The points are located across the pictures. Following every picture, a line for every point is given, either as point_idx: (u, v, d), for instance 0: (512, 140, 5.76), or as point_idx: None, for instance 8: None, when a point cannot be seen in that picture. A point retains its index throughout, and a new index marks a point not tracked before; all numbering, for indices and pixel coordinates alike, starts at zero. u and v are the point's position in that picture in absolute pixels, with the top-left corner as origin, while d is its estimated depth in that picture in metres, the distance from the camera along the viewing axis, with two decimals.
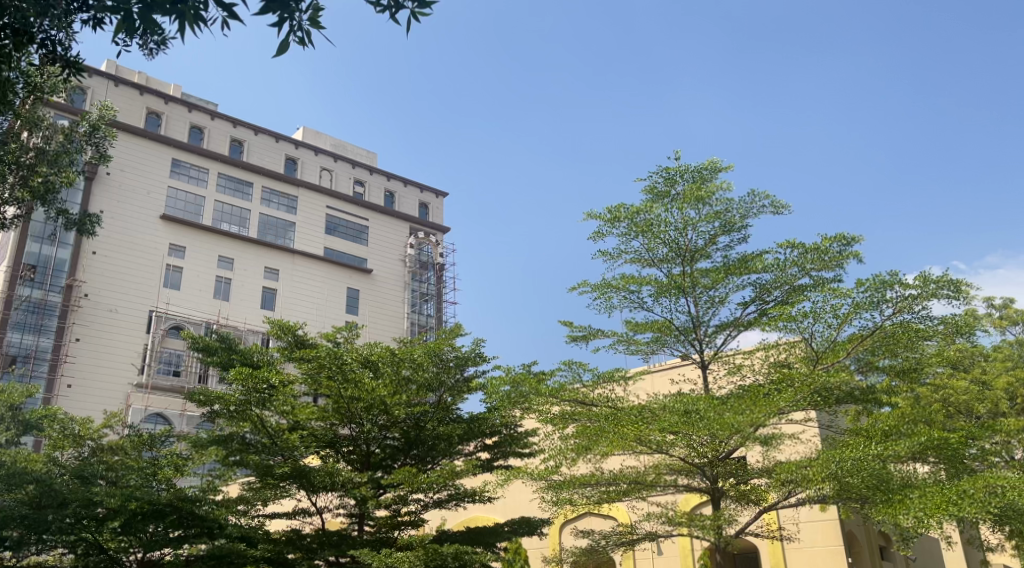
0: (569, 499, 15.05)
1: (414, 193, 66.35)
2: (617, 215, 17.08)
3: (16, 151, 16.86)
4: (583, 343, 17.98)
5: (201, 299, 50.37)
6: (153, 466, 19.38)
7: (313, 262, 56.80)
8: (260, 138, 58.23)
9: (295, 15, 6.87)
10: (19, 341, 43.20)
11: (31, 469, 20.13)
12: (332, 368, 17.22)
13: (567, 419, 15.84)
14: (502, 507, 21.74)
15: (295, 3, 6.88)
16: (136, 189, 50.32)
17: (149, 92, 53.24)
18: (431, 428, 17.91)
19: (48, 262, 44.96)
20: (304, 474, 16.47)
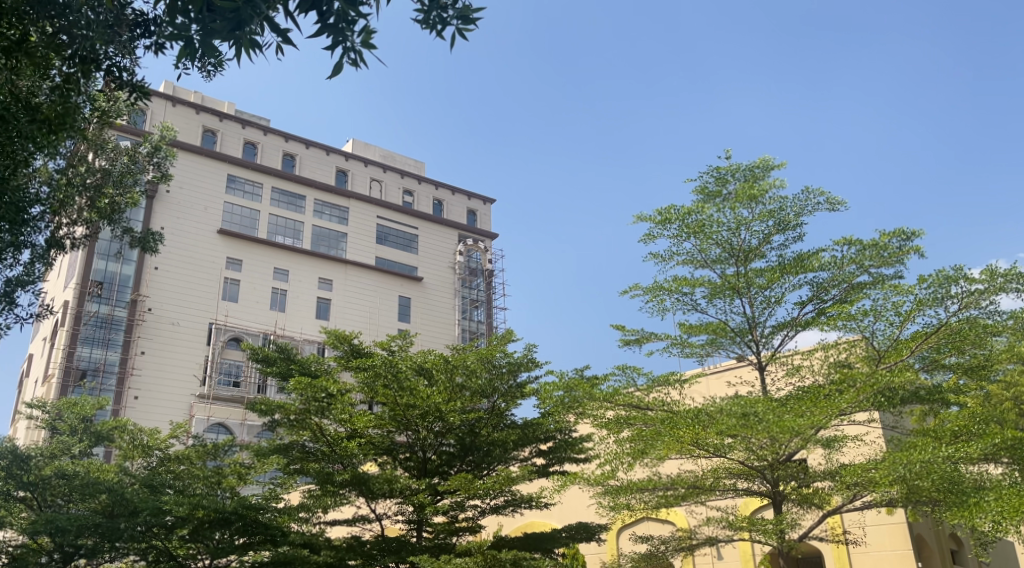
0: (626, 504, 15.00)
1: (463, 200, 66.86)
2: (668, 217, 17.00)
3: (83, 173, 17.60)
4: (637, 347, 17.91)
5: (259, 311, 51.54)
6: (218, 475, 19.99)
7: (365, 271, 57.61)
8: (312, 152, 59.38)
9: (349, 38, 7.08)
10: (89, 355, 44.75)
11: (103, 478, 20.94)
12: (387, 377, 17.57)
13: (623, 424, 15.65)
14: (559, 512, 21.70)
15: (349, 26, 7.09)
16: (195, 205, 51.80)
17: (205, 111, 54.82)
18: (486, 434, 17.99)
19: (114, 278, 46.53)
20: (363, 481, 16.74)
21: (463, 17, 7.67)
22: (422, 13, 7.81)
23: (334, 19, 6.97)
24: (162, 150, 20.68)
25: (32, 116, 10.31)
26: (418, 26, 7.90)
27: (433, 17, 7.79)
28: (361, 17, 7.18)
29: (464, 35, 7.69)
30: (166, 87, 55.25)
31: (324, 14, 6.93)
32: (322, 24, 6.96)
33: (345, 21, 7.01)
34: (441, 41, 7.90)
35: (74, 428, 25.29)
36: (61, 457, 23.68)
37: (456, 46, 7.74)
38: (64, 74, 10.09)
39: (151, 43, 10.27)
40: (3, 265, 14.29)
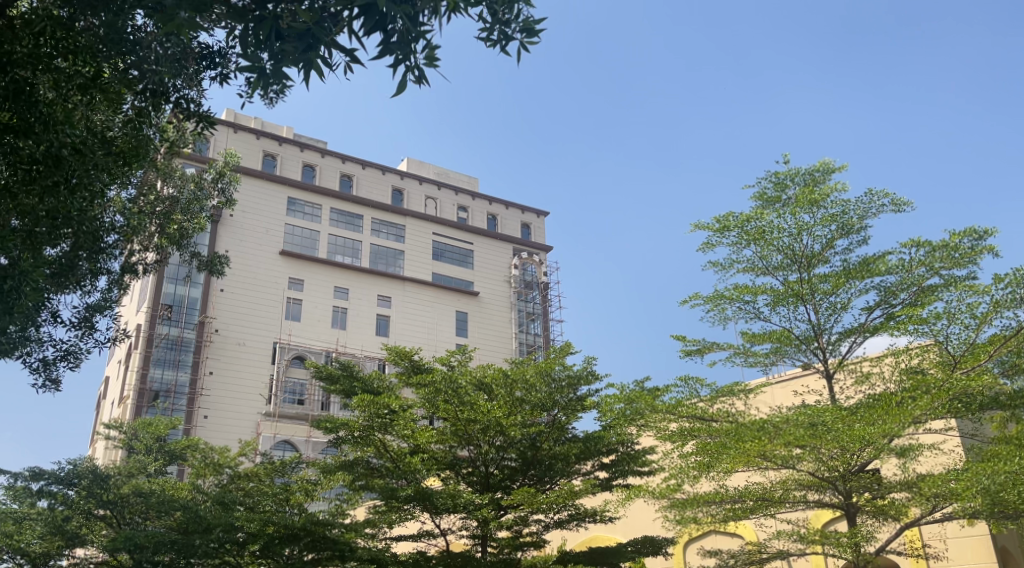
0: (693, 518, 14.78)
1: (517, 214, 67.12)
2: (727, 224, 16.78)
3: (153, 200, 18.36)
4: (699, 358, 17.67)
5: (321, 329, 52.54)
6: (286, 491, 20.05)
7: (423, 287, 58.19)
8: (368, 172, 60.42)
9: (412, 56, 7.26)
10: (160, 376, 46.43)
11: (178, 496, 21.64)
12: (447, 392, 17.65)
13: (686, 436, 15.39)
14: (624, 527, 21.44)
15: (411, 44, 7.25)
16: (257, 228, 53.27)
17: (266, 136, 56.41)
18: (547, 448, 17.91)
19: (183, 301, 48.11)
20: (427, 497, 16.81)
21: (525, 32, 7.75)
22: (483, 30, 7.94)
23: (398, 38, 7.13)
24: (226, 176, 21.43)
25: (107, 149, 10.80)
26: (479, 42, 8.01)
27: (493, 34, 7.89)
28: (426, 35, 7.36)
29: (525, 49, 7.77)
30: (228, 115, 57.01)
31: (387, 33, 7.10)
32: (385, 44, 7.12)
33: (410, 39, 7.18)
34: (502, 57, 8.00)
35: (150, 448, 26.10)
36: (138, 476, 24.54)
37: (518, 60, 7.85)
38: (138, 108, 10.51)
39: (218, 74, 10.63)
40: (82, 292, 14.93)
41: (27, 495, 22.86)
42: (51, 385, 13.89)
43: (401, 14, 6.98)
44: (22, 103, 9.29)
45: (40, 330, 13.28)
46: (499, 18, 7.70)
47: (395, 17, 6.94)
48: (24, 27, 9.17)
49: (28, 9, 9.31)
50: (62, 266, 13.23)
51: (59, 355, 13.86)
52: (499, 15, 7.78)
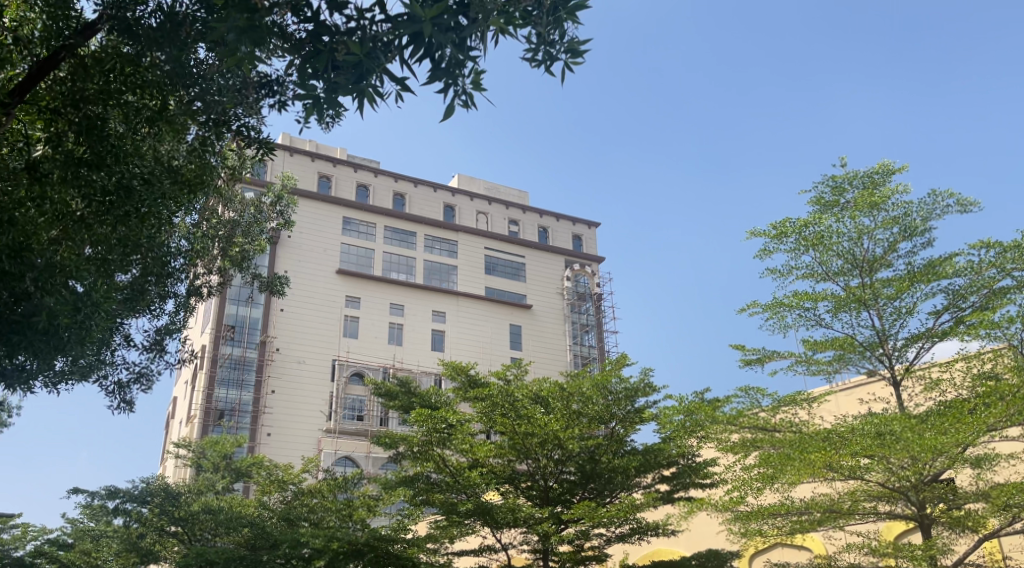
0: (758, 531, 14.48)
1: (568, 226, 67.10)
2: (784, 230, 16.51)
3: (216, 225, 18.95)
4: (759, 367, 17.37)
5: (377, 346, 53.21)
6: (350, 507, 20.41)
7: (477, 302, 58.49)
8: (420, 189, 61.22)
9: (460, 81, 7.37)
10: (225, 396, 47.78)
11: (245, 513, 22.16)
12: (505, 406, 18.04)
13: (749, 447, 15.17)
14: (687, 540, 21.09)
15: (458, 69, 7.36)
16: (314, 248, 54.44)
17: (321, 158, 57.73)
18: (607, 461, 17.72)
19: (244, 321, 49.58)
20: (487, 511, 16.92)
21: (571, 51, 7.79)
22: (529, 51, 7.99)
23: (446, 64, 7.24)
24: (284, 200, 22.13)
25: (174, 178, 11.27)
26: (524, 62, 8.05)
27: (540, 54, 7.94)
28: (473, 61, 7.46)
29: (572, 68, 7.81)
30: (283, 139, 58.59)
31: (436, 60, 7.22)
32: (434, 70, 7.24)
33: (457, 65, 7.30)
34: (548, 76, 8.05)
35: (217, 466, 26.84)
36: (206, 493, 25.22)
37: (564, 79, 7.88)
38: (202, 138, 10.80)
39: (276, 102, 10.79)
40: (152, 315, 15.44)
41: (103, 513, 23.69)
42: (125, 407, 14.40)
43: (451, 41, 7.09)
44: (94, 138, 9.76)
45: (114, 353, 13.78)
46: (545, 38, 7.74)
47: (444, 44, 7.04)
48: (95, 65, 9.76)
49: (99, 50, 9.90)
50: (132, 291, 13.74)
51: (133, 377, 14.37)
52: (545, 35, 7.82)
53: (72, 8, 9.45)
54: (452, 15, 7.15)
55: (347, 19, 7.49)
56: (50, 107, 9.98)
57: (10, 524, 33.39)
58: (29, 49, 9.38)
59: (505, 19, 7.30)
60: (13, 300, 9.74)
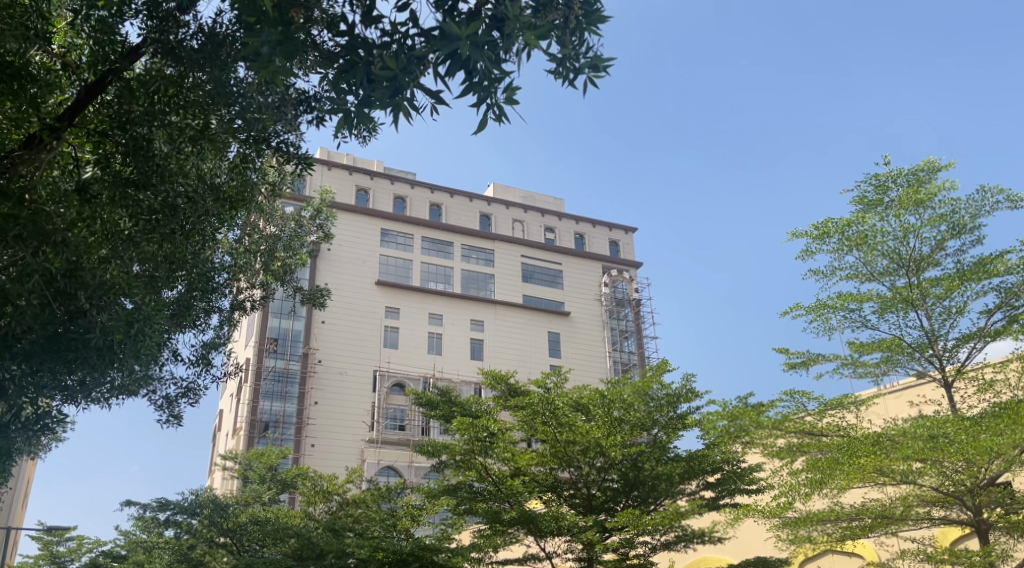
0: (808, 537, 14.17)
1: (604, 232, 66.85)
2: (826, 230, 16.23)
3: (258, 239, 19.29)
4: (804, 370, 17.09)
5: (417, 356, 53.53)
6: (393, 517, 20.49)
7: (515, 310, 58.54)
8: (456, 200, 61.54)
9: (494, 95, 7.41)
10: (270, 408, 48.59)
11: (291, 524, 22.43)
12: (546, 414, 17.68)
13: (795, 452, 14.85)
14: (733, 547, 20.76)
15: (493, 84, 7.40)
16: (353, 260, 55.06)
17: (358, 171, 58.41)
18: (650, 468, 17.54)
19: (287, 334, 50.40)
20: (531, 519, 16.91)
21: (593, 66, 7.78)
22: (553, 65, 7.95)
23: (479, 78, 7.29)
24: (323, 213, 22.43)
25: (217, 196, 11.61)
26: (548, 76, 8.02)
27: (564, 69, 7.91)
28: (506, 75, 7.48)
29: (594, 83, 7.81)
30: (321, 154, 59.41)
31: (470, 74, 7.27)
32: (468, 83, 7.30)
33: (491, 80, 7.35)
34: (571, 89, 8.04)
35: (263, 477, 27.23)
36: (253, 505, 25.56)
37: (586, 94, 7.88)
38: (242, 155, 11.04)
39: (314, 118, 10.90)
40: (198, 330, 15.73)
41: (154, 525, 24.16)
42: (174, 420, 14.69)
43: (485, 56, 7.12)
44: (140, 158, 10.01)
45: (162, 369, 14.08)
46: (570, 54, 7.72)
47: (479, 59, 7.08)
48: (140, 87, 9.93)
49: (143, 72, 10.08)
50: (179, 307, 14.11)
51: (180, 392, 14.65)
52: (570, 50, 7.79)
53: (117, 33, 9.75)
54: (486, 29, 7.19)
55: (381, 33, 7.56)
56: (99, 129, 10.31)
57: (67, 536, 34.24)
58: (78, 74, 9.63)
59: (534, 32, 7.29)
60: (66, 318, 9.92)
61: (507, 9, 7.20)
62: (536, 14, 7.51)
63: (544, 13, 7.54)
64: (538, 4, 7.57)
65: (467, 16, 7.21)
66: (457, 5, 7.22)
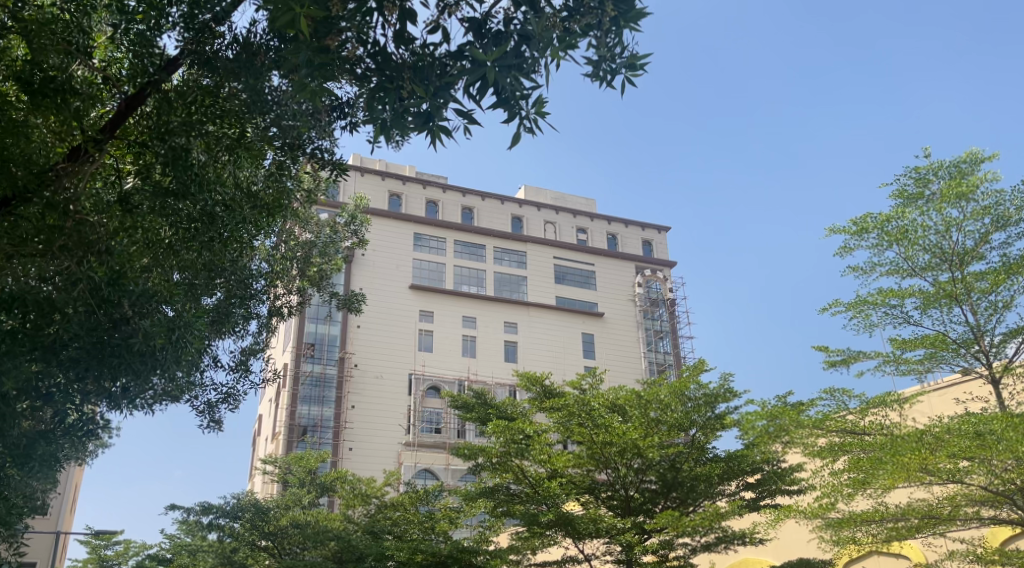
0: (852, 538, 13.90)
1: (637, 232, 66.48)
2: (864, 225, 15.96)
3: (294, 246, 19.53)
4: (844, 368, 16.81)
5: (452, 359, 53.72)
6: (431, 520, 20.58)
7: (548, 311, 58.45)
8: (488, 203, 61.68)
9: (523, 110, 7.45)
10: (308, 412, 49.20)
11: (331, 527, 22.64)
12: (581, 415, 17.78)
13: (837, 451, 14.59)
14: (775, 549, 20.46)
15: (521, 99, 7.44)
16: (387, 264, 55.48)
17: (391, 176, 58.87)
18: (688, 469, 17.37)
19: (323, 339, 50.99)
20: (569, 521, 16.85)
21: (630, 66, 7.73)
22: (590, 67, 7.94)
23: (507, 95, 7.35)
24: (357, 219, 22.61)
25: (254, 203, 11.83)
26: (585, 78, 8.02)
27: (601, 71, 7.90)
28: (536, 89, 7.49)
29: (631, 83, 7.76)
30: (354, 160, 60.00)
31: (500, 91, 7.32)
32: (497, 99, 7.37)
33: (518, 95, 7.39)
34: (609, 91, 7.99)
35: (303, 480, 27.53)
36: (293, 508, 25.84)
37: (623, 94, 7.83)
38: (278, 163, 11.21)
39: (347, 124, 10.98)
40: (237, 336, 15.96)
41: (198, 529, 24.56)
42: (215, 425, 14.91)
43: (514, 75, 7.12)
44: (179, 168, 10.03)
45: (203, 375, 14.30)
46: (605, 57, 7.70)
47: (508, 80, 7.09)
48: (178, 97, 10.03)
49: (181, 84, 10.26)
50: (218, 313, 14.34)
51: (221, 397, 14.86)
52: (605, 51, 7.79)
53: (155, 46, 9.85)
54: (515, 48, 7.19)
55: (413, 53, 7.58)
56: (139, 140, 10.49)
57: (114, 540, 35.01)
58: (117, 87, 9.79)
59: (565, 44, 7.26)
60: (110, 325, 9.87)
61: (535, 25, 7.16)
62: (567, 22, 7.46)
63: (576, 17, 7.51)
64: (570, 9, 7.54)
65: (496, 35, 7.20)
66: (486, 23, 7.20)
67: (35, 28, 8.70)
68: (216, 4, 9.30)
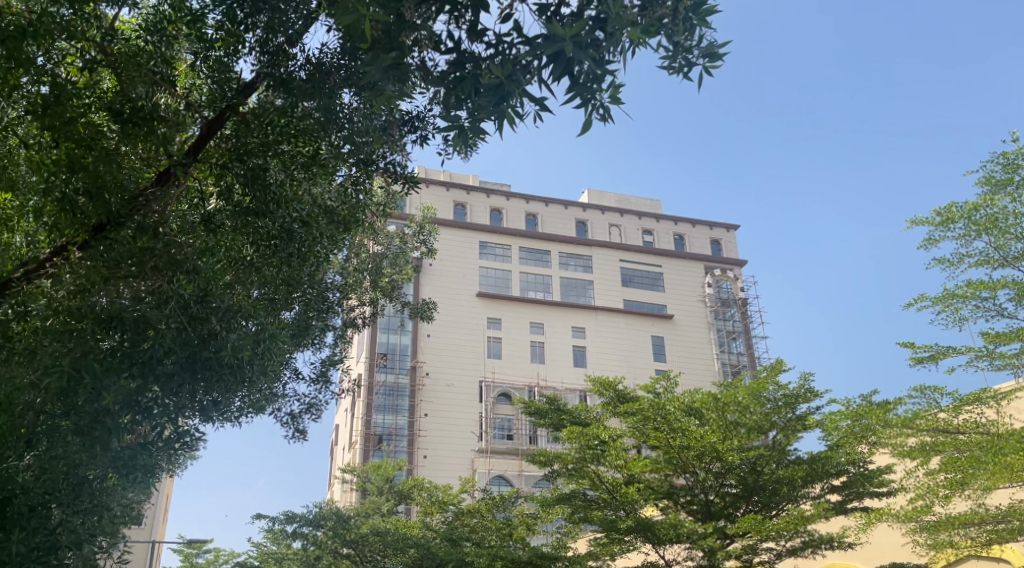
0: (950, 542, 13.28)
1: (705, 231, 65.40)
2: (950, 215, 15.29)
3: (366, 259, 19.90)
4: (933, 364, 16.13)
5: (522, 365, 53.77)
6: (509, 526, 20.56)
7: (617, 315, 57.93)
8: (552, 208, 61.68)
9: (597, 95, 7.06)
10: (382, 422, 49.97)
11: (411, 534, 22.86)
12: (657, 420, 17.53)
13: (929, 451, 13.96)
14: (866, 553, 19.73)
15: (596, 84, 7.09)
16: (454, 274, 56.06)
17: (455, 186, 59.52)
18: (770, 471, 16.89)
19: (395, 349, 51.85)
20: (649, 527, 16.58)
21: (708, 56, 7.53)
22: (665, 61, 7.77)
23: (583, 79, 6.93)
24: (425, 229, 22.84)
25: (330, 219, 12.11)
26: (660, 72, 7.84)
27: (676, 63, 7.71)
28: (612, 76, 7.17)
29: (710, 73, 7.55)
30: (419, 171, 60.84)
31: (572, 78, 6.95)
32: (572, 85, 6.94)
33: (592, 78, 6.99)
34: (685, 84, 7.77)
35: (381, 488, 27.98)
36: (373, 516, 26.23)
37: (700, 85, 7.57)
38: (353, 179, 11.36)
39: (419, 137, 11.23)
40: (315, 348, 16.30)
41: (282, 537, 25.16)
42: (299, 436, 15.25)
43: (587, 57, 6.81)
44: (258, 188, 10.40)
45: (285, 387, 14.65)
46: (682, 45, 7.52)
47: (582, 60, 6.73)
48: (255, 119, 10.32)
49: (258, 106, 10.49)
50: (297, 326, 14.64)
51: (304, 408, 15.20)
52: (681, 41, 7.63)
53: (232, 71, 10.24)
54: (589, 30, 6.93)
55: (487, 46, 7.38)
56: (219, 162, 10.70)
57: (204, 549, 36.12)
58: (198, 111, 10.21)
59: (640, 39, 7.16)
60: (200, 341, 10.22)
61: (610, 8, 6.95)
62: (643, 13, 7.31)
63: (650, 10, 7.39)
64: (645, 2, 7.41)
65: (569, 18, 7.01)
66: (559, 10, 7.06)
67: (123, 61, 9.17)
68: (291, 26, 9.47)
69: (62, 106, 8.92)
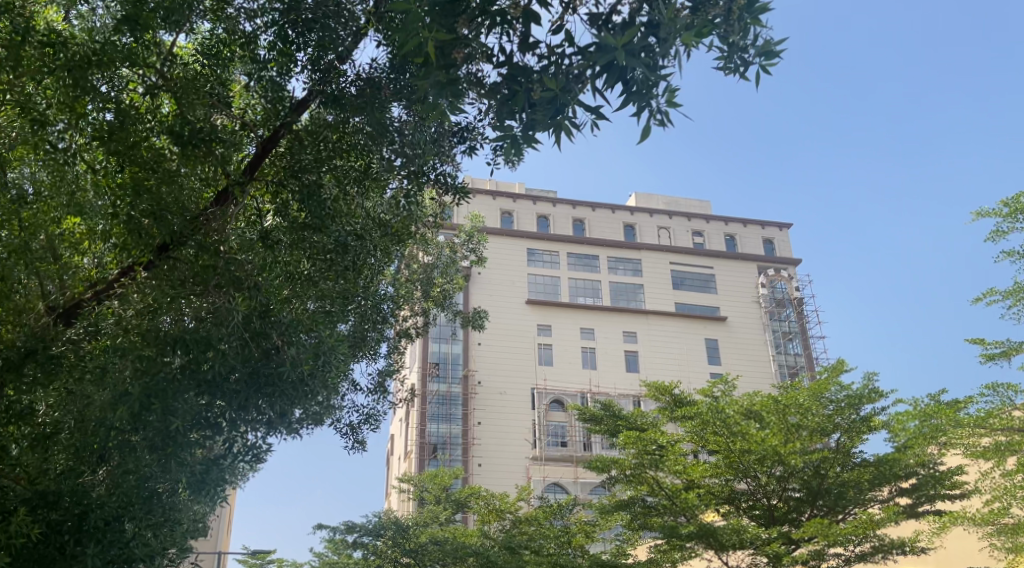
0: None
1: (757, 231, 64.30)
2: (1018, 206, 14.70)
3: (417, 269, 19.98)
4: (1005, 361, 15.50)
5: (574, 372, 53.51)
6: (568, 534, 20.35)
7: (669, 319, 57.25)
8: (599, 213, 61.37)
9: (653, 101, 6.93)
10: (437, 430, 50.10)
11: (469, 543, 22.82)
12: (716, 424, 17.08)
13: (1004, 451, 13.40)
14: (940, 557, 19.01)
15: (651, 90, 6.95)
16: (504, 282, 56.20)
17: (501, 195, 59.72)
18: (835, 475, 16.45)
19: (447, 358, 52.07)
20: (711, 533, 16.24)
21: (764, 54, 7.36)
22: (721, 61, 7.61)
23: (638, 85, 6.80)
24: (475, 238, 22.87)
25: (383, 231, 12.18)
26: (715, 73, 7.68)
27: (732, 62, 7.54)
28: (668, 80, 7.03)
29: (767, 71, 7.37)
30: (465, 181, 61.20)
31: (627, 85, 6.84)
32: (627, 92, 6.82)
33: (647, 83, 6.86)
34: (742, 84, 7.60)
35: (438, 496, 28.02)
36: (431, 525, 26.28)
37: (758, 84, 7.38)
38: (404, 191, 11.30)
39: (468, 148, 11.24)
40: (371, 358, 16.42)
41: (343, 546, 25.39)
42: (358, 446, 15.36)
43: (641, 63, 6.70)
44: (313, 203, 10.39)
45: (343, 398, 14.79)
46: (737, 44, 7.36)
47: (637, 66, 6.62)
48: (309, 136, 10.47)
49: (310, 122, 10.64)
50: (353, 338, 14.76)
51: (362, 419, 15.32)
52: (736, 41, 7.45)
53: (285, 90, 10.38)
54: (641, 37, 6.83)
55: (539, 57, 7.32)
56: (275, 180, 10.82)
57: (268, 559, 36.66)
58: (253, 130, 10.36)
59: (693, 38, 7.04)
60: (262, 356, 10.28)
61: (662, 14, 6.86)
62: (695, 14, 7.19)
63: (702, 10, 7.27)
64: (697, 2, 7.30)
65: (621, 25, 6.92)
66: (611, 17, 6.97)
67: (182, 85, 9.37)
68: (341, 43, 9.70)
69: (126, 131, 9.30)
